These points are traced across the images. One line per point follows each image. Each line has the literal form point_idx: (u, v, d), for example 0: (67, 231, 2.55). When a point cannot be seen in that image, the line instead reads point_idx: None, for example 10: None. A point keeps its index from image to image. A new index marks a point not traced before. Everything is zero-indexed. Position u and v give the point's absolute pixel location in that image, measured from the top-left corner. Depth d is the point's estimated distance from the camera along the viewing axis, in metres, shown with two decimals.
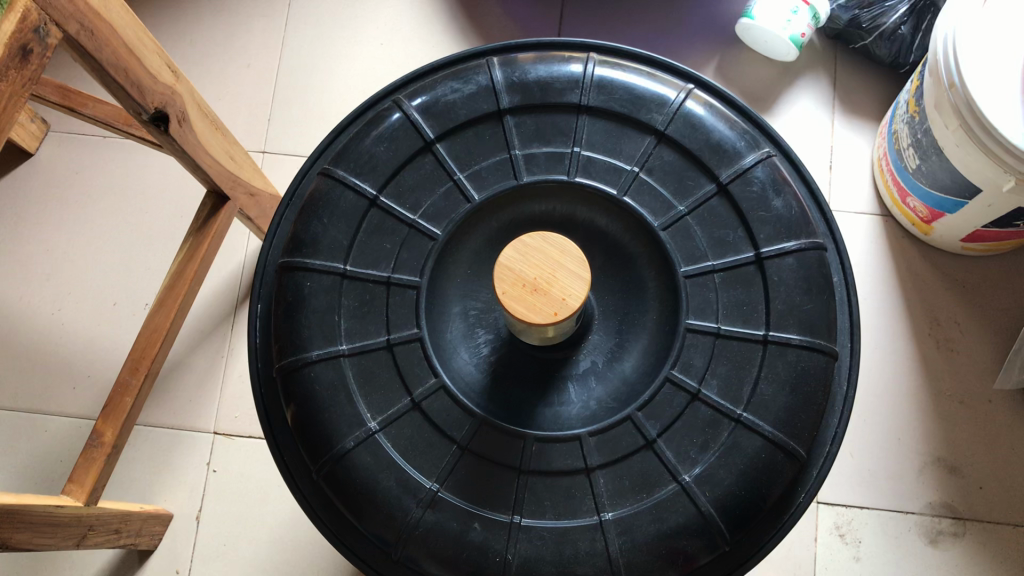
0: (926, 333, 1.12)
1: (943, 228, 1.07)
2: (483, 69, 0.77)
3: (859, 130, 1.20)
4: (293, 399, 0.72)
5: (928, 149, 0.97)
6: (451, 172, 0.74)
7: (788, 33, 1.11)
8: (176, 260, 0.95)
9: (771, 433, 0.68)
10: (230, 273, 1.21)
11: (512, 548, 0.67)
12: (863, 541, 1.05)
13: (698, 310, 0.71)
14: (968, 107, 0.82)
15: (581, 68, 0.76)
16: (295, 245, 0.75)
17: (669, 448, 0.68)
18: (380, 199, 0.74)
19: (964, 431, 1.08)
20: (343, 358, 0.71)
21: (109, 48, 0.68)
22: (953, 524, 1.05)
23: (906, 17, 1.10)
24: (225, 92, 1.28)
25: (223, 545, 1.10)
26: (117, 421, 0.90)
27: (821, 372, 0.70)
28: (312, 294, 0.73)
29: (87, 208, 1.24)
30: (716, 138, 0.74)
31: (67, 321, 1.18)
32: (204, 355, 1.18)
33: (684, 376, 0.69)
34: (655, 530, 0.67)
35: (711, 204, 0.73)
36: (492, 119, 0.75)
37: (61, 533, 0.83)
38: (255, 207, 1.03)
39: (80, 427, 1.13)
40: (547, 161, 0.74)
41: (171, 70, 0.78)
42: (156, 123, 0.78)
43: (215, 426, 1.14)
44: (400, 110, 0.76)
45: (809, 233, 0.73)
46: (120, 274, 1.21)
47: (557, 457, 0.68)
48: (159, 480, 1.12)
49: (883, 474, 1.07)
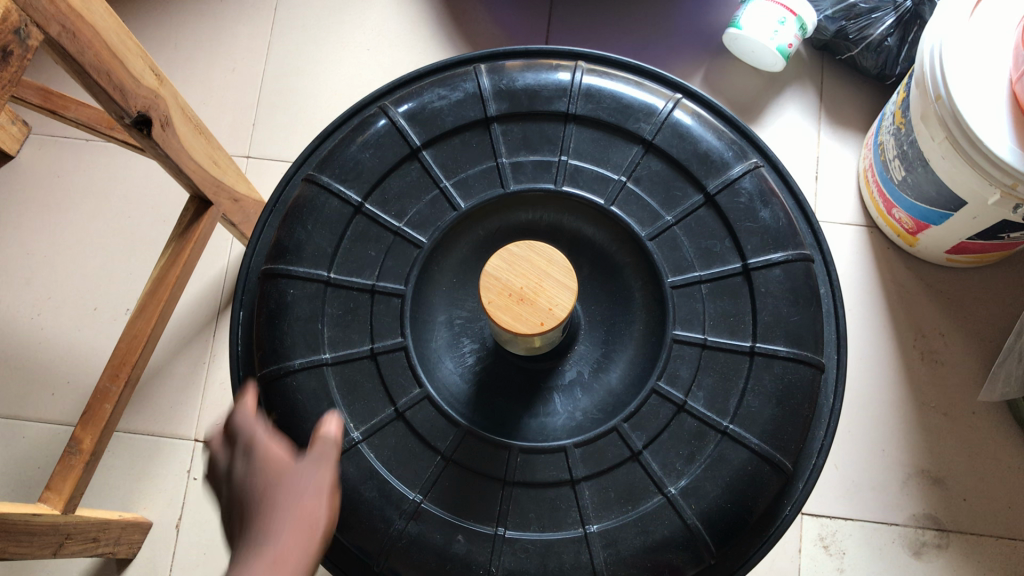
0: (910, 344, 1.12)
1: (928, 239, 1.07)
2: (470, 76, 0.76)
3: (845, 141, 1.20)
4: (275, 408, 0.71)
5: (914, 161, 0.97)
6: (437, 180, 0.74)
7: (775, 44, 1.11)
8: (158, 266, 0.94)
9: (758, 445, 0.68)
10: (214, 278, 1.19)
11: (496, 561, 0.66)
12: (847, 552, 1.05)
13: (685, 321, 0.70)
14: (955, 120, 0.82)
15: (569, 76, 0.76)
16: (278, 252, 0.74)
17: (654, 460, 0.68)
18: (365, 206, 0.73)
19: (948, 443, 1.08)
20: (326, 367, 0.71)
21: (90, 51, 0.67)
22: (936, 536, 1.05)
23: (891, 29, 1.11)
24: (209, 95, 1.27)
25: (204, 553, 1.08)
26: (96, 429, 0.89)
27: (808, 385, 0.70)
28: (295, 302, 0.72)
29: (67, 212, 1.23)
30: (704, 148, 0.74)
31: (47, 326, 1.17)
32: (185, 361, 1.16)
33: (671, 388, 0.69)
34: (640, 543, 0.66)
35: (699, 215, 0.72)
36: (479, 126, 0.75)
37: (37, 543, 0.82)
38: (238, 213, 1.02)
39: (58, 434, 1.12)
40: (534, 169, 0.74)
41: (154, 73, 0.77)
42: (139, 127, 0.77)
43: (196, 433, 1.13)
44: (385, 116, 0.75)
45: (796, 244, 0.73)
46: (101, 278, 1.19)
47: (541, 469, 0.68)
48: (138, 488, 1.11)
49: (867, 486, 1.07)
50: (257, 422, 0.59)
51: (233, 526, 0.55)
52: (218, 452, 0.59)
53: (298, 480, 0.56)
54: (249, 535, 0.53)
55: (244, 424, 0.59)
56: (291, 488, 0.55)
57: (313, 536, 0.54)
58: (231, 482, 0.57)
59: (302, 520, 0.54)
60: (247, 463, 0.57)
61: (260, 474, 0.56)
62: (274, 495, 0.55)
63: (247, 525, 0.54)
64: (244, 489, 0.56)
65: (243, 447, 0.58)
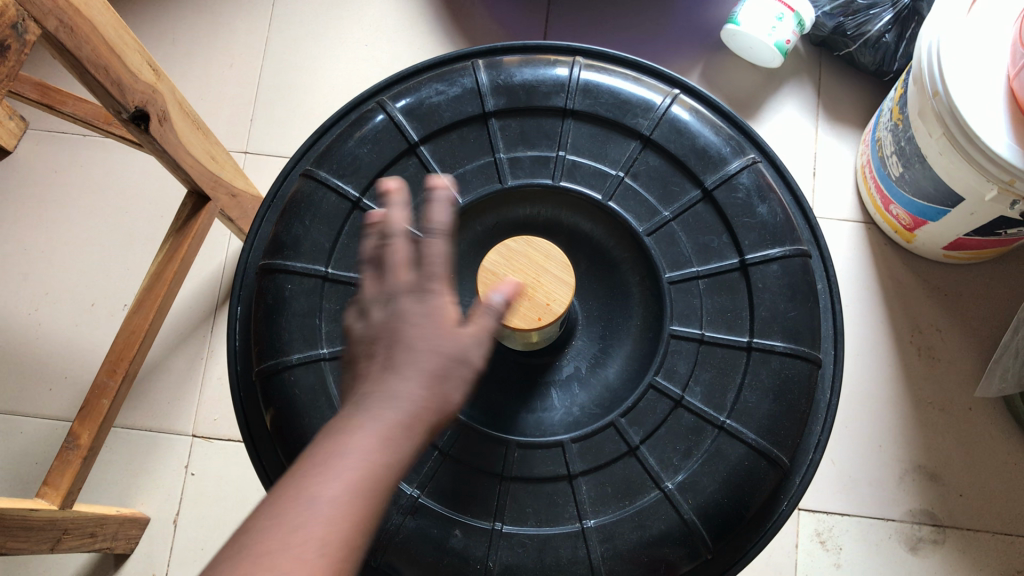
0: (908, 340, 1.12)
1: (925, 236, 1.07)
2: (468, 72, 0.76)
3: (842, 137, 1.20)
4: (272, 404, 0.71)
5: (911, 158, 0.97)
6: (435, 175, 0.74)
7: (773, 40, 1.11)
8: (155, 261, 0.94)
9: (754, 440, 0.68)
10: (211, 274, 1.19)
11: (493, 556, 0.66)
12: (843, 548, 1.05)
13: (682, 317, 0.70)
14: (952, 116, 0.82)
15: (567, 72, 0.76)
16: (275, 247, 0.74)
17: (651, 456, 0.68)
18: (362, 202, 0.73)
19: (944, 439, 1.08)
20: (323, 362, 0.71)
21: (88, 46, 0.67)
22: (933, 531, 1.05)
23: (890, 25, 1.11)
24: (207, 91, 1.26)
25: (201, 548, 1.08)
26: (94, 424, 0.89)
27: (805, 380, 0.70)
28: (292, 297, 0.72)
29: (65, 207, 1.22)
30: (702, 143, 0.74)
31: (44, 321, 1.17)
32: (183, 356, 1.16)
33: (668, 383, 0.69)
34: (637, 538, 0.66)
35: (696, 210, 0.73)
36: (477, 122, 0.75)
37: (35, 537, 0.82)
38: (236, 208, 1.01)
39: (56, 429, 1.12)
40: (532, 165, 0.74)
41: (152, 67, 0.77)
42: (136, 122, 0.76)
43: (193, 429, 1.13)
44: (383, 111, 0.75)
45: (793, 239, 0.73)
46: (98, 274, 1.19)
47: (539, 464, 0.68)
48: (136, 483, 1.11)
49: (864, 481, 1.08)
50: (439, 264, 0.51)
51: (369, 358, 0.50)
52: (392, 264, 0.52)
53: (453, 341, 0.49)
54: (382, 377, 0.48)
55: (431, 247, 0.51)
56: (444, 344, 0.49)
57: (443, 404, 0.48)
58: (386, 311, 0.50)
59: (439, 386, 0.48)
60: (412, 296, 0.50)
61: (421, 314, 0.50)
62: (423, 345, 0.49)
63: (386, 364, 0.48)
64: (396, 324, 0.49)
65: (418, 278, 0.51)
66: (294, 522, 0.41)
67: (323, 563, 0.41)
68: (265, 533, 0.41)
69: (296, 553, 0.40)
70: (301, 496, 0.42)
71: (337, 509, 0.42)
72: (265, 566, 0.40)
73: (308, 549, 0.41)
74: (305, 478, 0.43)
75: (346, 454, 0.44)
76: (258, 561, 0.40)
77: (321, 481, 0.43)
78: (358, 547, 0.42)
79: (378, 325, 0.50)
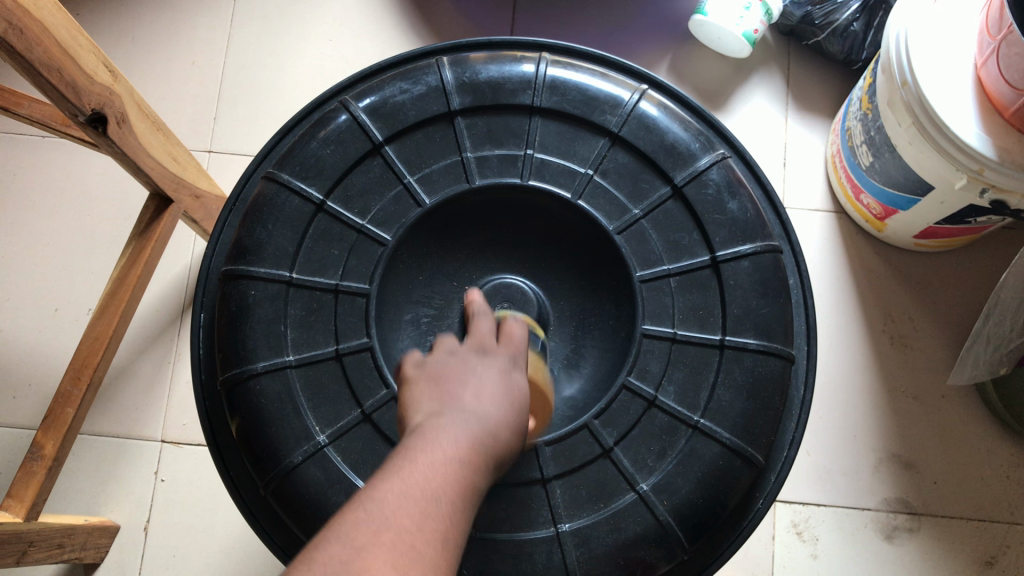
0: (881, 329, 1.12)
1: (896, 224, 1.07)
2: (432, 69, 0.75)
3: (812, 126, 1.20)
4: (238, 412, 0.70)
5: (881, 147, 0.97)
6: (400, 176, 0.72)
7: (741, 29, 1.10)
8: (119, 265, 0.92)
9: (729, 439, 0.67)
10: (176, 277, 1.17)
11: (467, 563, 0.66)
12: (820, 539, 1.05)
13: (654, 316, 0.69)
14: (921, 106, 0.81)
15: (533, 68, 0.74)
16: (238, 252, 0.72)
17: (625, 457, 0.67)
18: (327, 204, 0.71)
19: (918, 427, 1.09)
20: (289, 369, 0.69)
21: (39, 47, 0.65)
22: (908, 519, 1.06)
23: (858, 14, 1.10)
24: (169, 90, 1.24)
25: (173, 555, 1.07)
26: (58, 433, 0.87)
27: (777, 377, 0.69)
28: (256, 303, 0.70)
29: (24, 210, 1.19)
30: (670, 139, 0.73)
31: (5, 328, 1.14)
32: (149, 360, 1.14)
33: (641, 383, 0.68)
34: (612, 541, 0.66)
35: (666, 207, 0.72)
36: (442, 121, 0.73)
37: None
38: (200, 210, 0.99)
39: (22, 438, 1.10)
40: (500, 164, 0.72)
41: (109, 69, 0.75)
42: (93, 124, 0.75)
43: (162, 435, 1.11)
44: (346, 111, 0.73)
45: (764, 235, 0.72)
46: (61, 278, 1.17)
47: (512, 468, 0.67)
48: (105, 491, 1.09)
49: (839, 471, 1.08)
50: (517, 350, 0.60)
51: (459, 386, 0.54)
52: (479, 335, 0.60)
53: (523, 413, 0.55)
54: (476, 402, 0.53)
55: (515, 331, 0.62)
56: (520, 402, 0.55)
57: (513, 449, 0.54)
58: (478, 358, 0.57)
59: (514, 437, 0.54)
60: (501, 363, 0.57)
61: (502, 372, 0.56)
62: (508, 397, 0.54)
63: (477, 395, 0.53)
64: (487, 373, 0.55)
65: (507, 354, 0.59)
66: (419, 508, 0.45)
67: (441, 551, 0.44)
68: (397, 511, 0.44)
69: (423, 537, 0.44)
70: (426, 487, 0.46)
71: (451, 508, 0.46)
72: (402, 539, 0.43)
73: (435, 536, 0.44)
74: (427, 472, 0.47)
75: (458, 463, 0.49)
76: (396, 533, 0.43)
77: (442, 479, 0.47)
78: (460, 548, 0.46)
79: (467, 366, 0.56)
